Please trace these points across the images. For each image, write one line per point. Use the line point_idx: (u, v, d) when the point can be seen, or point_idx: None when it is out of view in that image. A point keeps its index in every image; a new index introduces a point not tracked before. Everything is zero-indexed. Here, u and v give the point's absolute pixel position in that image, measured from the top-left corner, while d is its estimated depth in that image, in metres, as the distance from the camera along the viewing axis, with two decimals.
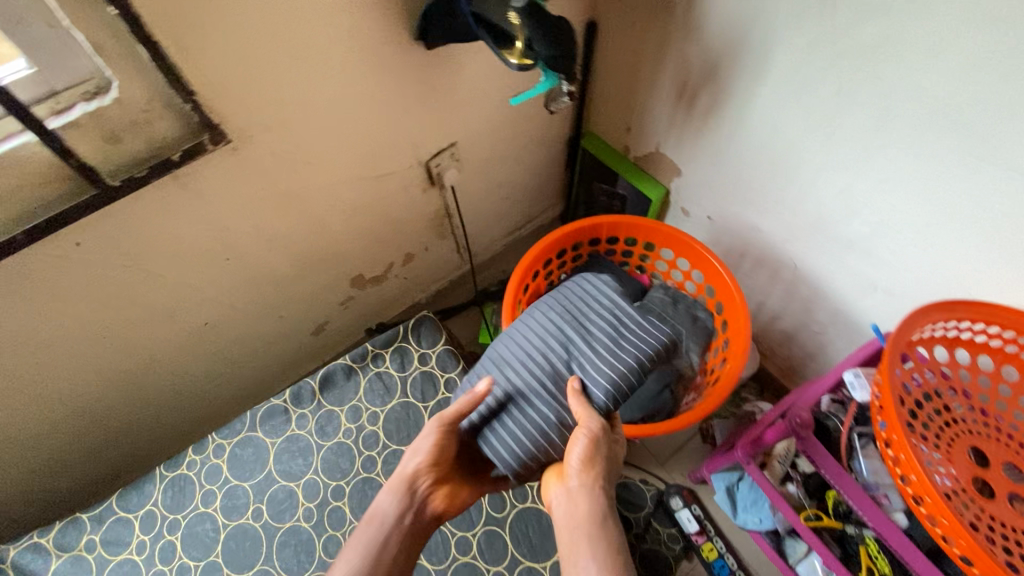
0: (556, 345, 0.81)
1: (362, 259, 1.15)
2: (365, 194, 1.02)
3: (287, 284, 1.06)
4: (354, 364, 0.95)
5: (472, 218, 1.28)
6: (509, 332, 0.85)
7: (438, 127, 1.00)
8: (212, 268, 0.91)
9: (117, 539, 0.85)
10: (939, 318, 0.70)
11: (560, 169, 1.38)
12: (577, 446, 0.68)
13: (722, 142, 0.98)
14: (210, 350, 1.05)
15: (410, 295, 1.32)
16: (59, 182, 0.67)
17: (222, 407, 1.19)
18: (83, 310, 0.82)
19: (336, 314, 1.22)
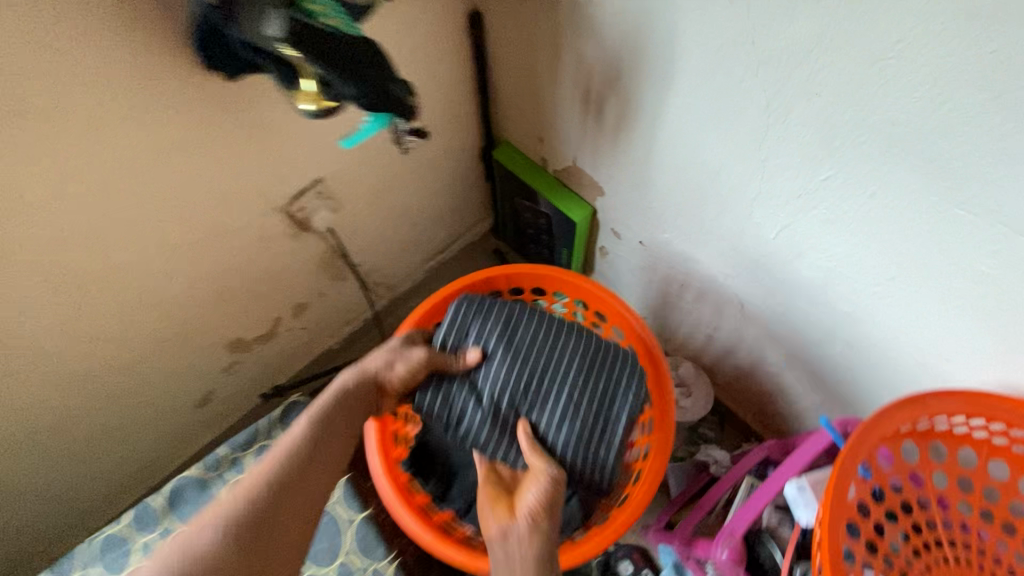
0: (558, 374, 0.72)
1: (236, 322, 0.98)
2: (209, 253, 0.84)
3: (139, 361, 0.89)
4: (207, 474, 0.77)
5: (374, 253, 1.09)
6: (529, 326, 0.74)
7: (285, 162, 0.82)
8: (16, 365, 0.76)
9: None
10: (905, 418, 0.55)
11: (479, 184, 1.18)
12: (533, 491, 0.66)
13: (638, 159, 0.79)
14: (57, 449, 0.90)
15: (314, 345, 1.15)
16: None
17: (102, 501, 1.03)
18: None
19: (222, 382, 1.04)
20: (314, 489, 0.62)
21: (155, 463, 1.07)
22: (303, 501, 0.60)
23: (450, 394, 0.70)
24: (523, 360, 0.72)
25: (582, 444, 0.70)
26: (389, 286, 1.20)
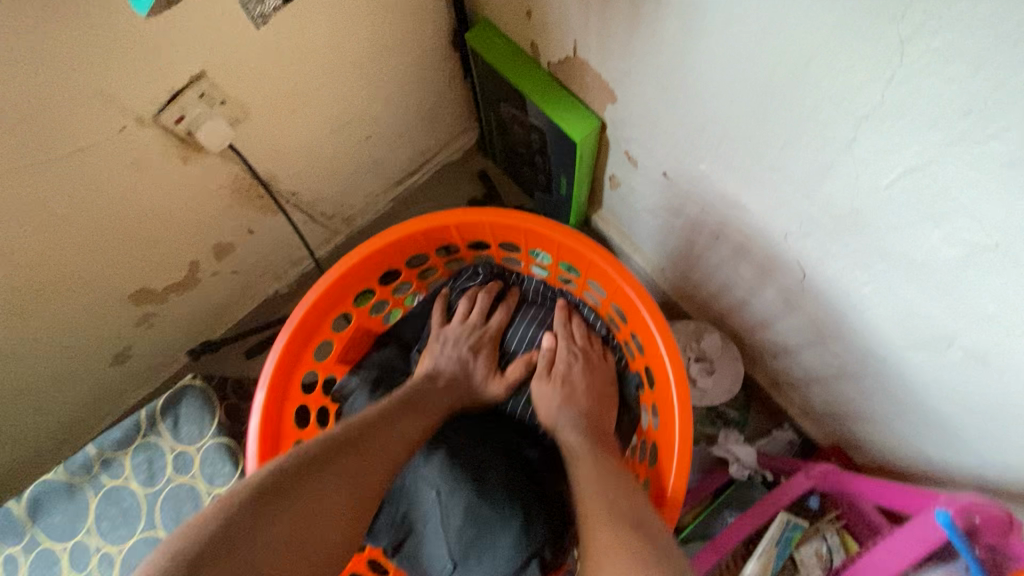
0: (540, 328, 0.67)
1: (132, 271, 0.76)
2: (57, 189, 0.60)
3: (0, 329, 0.69)
4: (75, 478, 0.61)
5: (311, 177, 0.83)
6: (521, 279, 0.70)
7: (131, 47, 0.54)
8: None
9: None
10: None
11: (453, 81, 0.88)
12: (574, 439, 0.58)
13: (666, 44, 0.49)
14: None
15: (254, 292, 0.94)
16: None
17: (20, 475, 0.89)
18: None
19: (136, 338, 0.85)
20: (362, 474, 0.51)
21: (77, 431, 0.91)
22: (348, 487, 0.50)
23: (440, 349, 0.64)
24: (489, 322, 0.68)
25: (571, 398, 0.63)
26: (342, 217, 0.95)
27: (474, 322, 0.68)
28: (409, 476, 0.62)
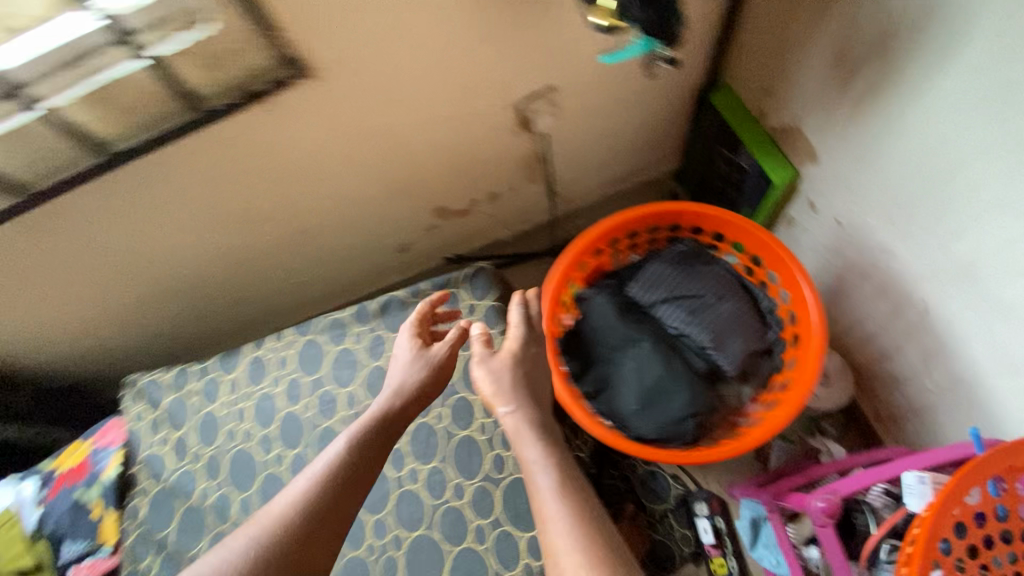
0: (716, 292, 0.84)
1: (445, 193, 1.14)
2: (453, 131, 0.99)
3: (373, 205, 1.09)
4: (409, 298, 1.00)
5: (565, 164, 1.17)
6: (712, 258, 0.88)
7: (538, 63, 0.90)
8: (303, 186, 0.97)
9: (210, 393, 0.99)
10: None
11: (683, 124, 1.19)
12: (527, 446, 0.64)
13: (873, 136, 0.77)
14: (301, 256, 1.13)
15: (491, 232, 1.31)
16: (165, 102, 0.73)
17: (304, 310, 1.29)
18: (191, 209, 0.92)
19: (417, 238, 1.24)
20: (329, 512, 0.63)
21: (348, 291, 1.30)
22: (317, 535, 0.61)
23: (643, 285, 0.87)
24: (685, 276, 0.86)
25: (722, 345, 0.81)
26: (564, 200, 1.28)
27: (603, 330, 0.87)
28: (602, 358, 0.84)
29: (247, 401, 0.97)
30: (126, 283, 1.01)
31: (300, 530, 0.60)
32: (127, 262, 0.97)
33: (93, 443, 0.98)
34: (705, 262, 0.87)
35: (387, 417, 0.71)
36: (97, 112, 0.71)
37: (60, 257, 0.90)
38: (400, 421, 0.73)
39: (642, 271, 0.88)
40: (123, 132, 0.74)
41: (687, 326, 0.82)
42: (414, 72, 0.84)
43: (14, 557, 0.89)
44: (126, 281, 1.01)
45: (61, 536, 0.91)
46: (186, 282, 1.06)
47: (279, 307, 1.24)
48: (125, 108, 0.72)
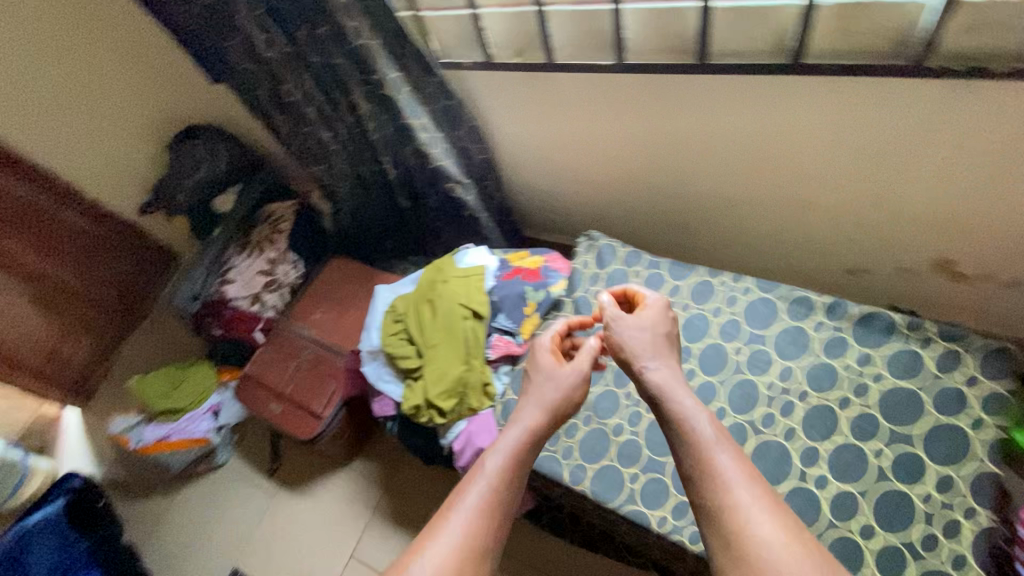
0: None
1: (973, 252, 1.03)
2: None
3: (896, 219, 1.05)
4: (900, 327, 0.91)
5: None
6: None
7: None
8: (872, 168, 0.98)
9: (654, 283, 1.10)
10: None
11: None
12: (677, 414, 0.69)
13: None
14: (780, 222, 1.17)
15: (961, 317, 1.15)
16: (896, 42, 0.81)
17: (721, 262, 1.36)
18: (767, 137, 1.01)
19: (885, 273, 1.16)
20: (508, 491, 0.69)
21: (772, 267, 1.30)
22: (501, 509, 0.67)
23: None
24: None
25: None
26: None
27: None
28: None
29: (680, 309, 1.06)
30: (652, 161, 1.19)
31: (513, 470, 0.71)
32: (672, 148, 1.13)
33: (545, 262, 1.21)
34: None
35: (557, 400, 0.78)
36: (840, 27, 0.82)
37: (647, 119, 1.09)
38: (566, 405, 0.80)
39: None
40: (833, 48, 0.84)
41: None
42: None
43: (482, 301, 1.12)
44: (654, 160, 1.18)
45: (500, 308, 1.14)
46: (690, 178, 1.18)
47: (710, 245, 1.32)
48: (863, 30, 0.81)
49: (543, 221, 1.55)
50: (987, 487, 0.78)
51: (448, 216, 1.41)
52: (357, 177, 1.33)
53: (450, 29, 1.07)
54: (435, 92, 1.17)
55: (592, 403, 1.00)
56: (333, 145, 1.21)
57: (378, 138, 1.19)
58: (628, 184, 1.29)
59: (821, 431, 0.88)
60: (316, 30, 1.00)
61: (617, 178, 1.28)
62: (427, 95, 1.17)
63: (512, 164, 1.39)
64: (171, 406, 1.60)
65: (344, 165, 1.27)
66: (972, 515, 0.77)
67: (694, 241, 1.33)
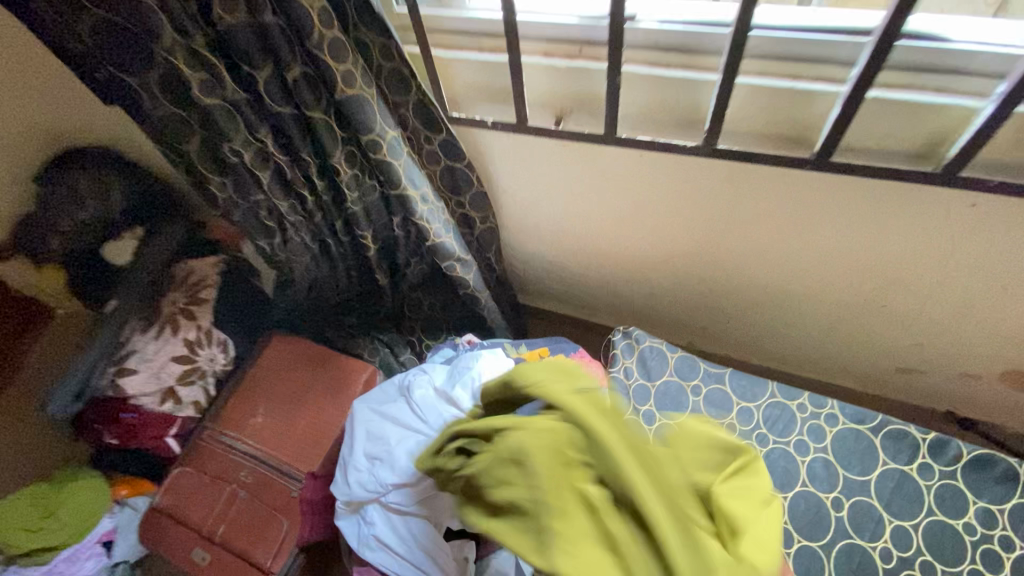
0: None
1: None
2: None
3: (973, 327, 0.92)
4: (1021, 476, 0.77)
5: None
6: None
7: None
8: (967, 279, 0.84)
9: (717, 405, 0.89)
10: None
11: None
12: None
13: None
14: (836, 316, 1.02)
15: (1009, 420, 1.07)
16: None
17: (754, 346, 1.19)
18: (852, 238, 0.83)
19: (943, 374, 1.04)
20: None
21: (813, 359, 1.15)
22: None
23: None
24: None
25: None
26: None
27: None
28: None
29: (755, 443, 0.86)
30: (699, 243, 0.99)
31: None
32: (730, 232, 0.94)
33: None
34: None
35: None
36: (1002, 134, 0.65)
37: (706, 200, 0.89)
38: None
39: None
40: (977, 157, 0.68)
41: None
42: None
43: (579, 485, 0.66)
44: (702, 242, 0.98)
45: None
46: (746, 266, 1.00)
47: (745, 330, 1.16)
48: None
49: (547, 294, 1.30)
50: None
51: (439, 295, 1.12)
52: (319, 252, 0.99)
53: (471, 75, 0.81)
54: (435, 150, 0.88)
55: None
56: (291, 216, 0.87)
57: (356, 210, 0.88)
58: (659, 264, 1.08)
59: None
60: (282, 72, 0.67)
61: (652, 259, 1.07)
62: (424, 152, 0.88)
63: (517, 233, 1.14)
64: (28, 546, 1.14)
65: (304, 238, 0.93)
66: None
67: (727, 325, 1.16)
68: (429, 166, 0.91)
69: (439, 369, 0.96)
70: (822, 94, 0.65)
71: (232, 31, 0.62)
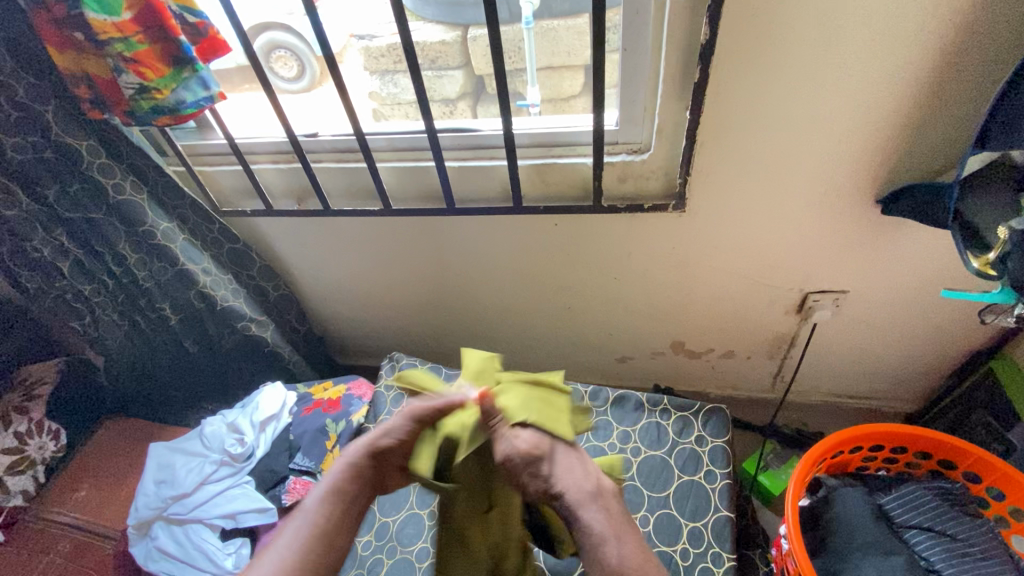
0: (976, 543, 0.79)
1: (692, 332, 1.27)
2: (737, 290, 1.14)
3: (633, 315, 1.26)
4: (646, 404, 1.08)
5: (813, 358, 1.25)
6: (972, 511, 0.83)
7: (856, 270, 1.02)
8: (602, 279, 1.19)
9: None
10: None
11: (941, 378, 1.20)
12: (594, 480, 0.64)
13: None
14: (554, 325, 1.34)
15: (705, 384, 1.39)
16: (578, 189, 1.00)
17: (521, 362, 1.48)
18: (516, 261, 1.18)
19: (645, 358, 1.37)
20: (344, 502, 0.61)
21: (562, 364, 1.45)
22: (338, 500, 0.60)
23: (901, 500, 0.86)
24: (948, 517, 0.82)
25: None
26: (783, 384, 1.34)
27: (808, 525, 0.88)
28: (841, 548, 0.82)
29: None
30: (436, 283, 1.31)
31: (343, 509, 0.60)
32: (451, 271, 1.27)
33: (348, 389, 1.21)
34: (974, 513, 0.83)
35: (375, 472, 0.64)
36: (539, 183, 1.01)
37: (420, 248, 1.24)
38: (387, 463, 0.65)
39: (898, 488, 0.87)
40: (535, 194, 1.04)
41: (947, 566, 0.77)
42: (754, 231, 1.01)
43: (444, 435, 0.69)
44: (438, 282, 1.31)
45: (298, 446, 1.11)
46: (476, 297, 1.32)
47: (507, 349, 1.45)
48: (550, 180, 1.00)
49: (355, 347, 1.59)
50: (725, 530, 0.92)
51: (251, 357, 1.37)
52: (130, 328, 1.21)
53: (228, 181, 1.16)
54: (217, 238, 1.20)
55: (395, 533, 0.99)
56: (95, 298, 1.10)
57: (150, 285, 1.15)
58: (422, 305, 1.39)
59: None
60: (66, 186, 0.97)
61: (414, 302, 1.40)
62: (207, 240, 1.19)
63: (313, 295, 1.44)
64: None
65: (112, 317, 1.15)
66: (719, 559, 0.89)
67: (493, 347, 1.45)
68: (214, 251, 1.21)
69: (231, 411, 1.16)
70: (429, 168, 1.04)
71: (26, 161, 0.91)
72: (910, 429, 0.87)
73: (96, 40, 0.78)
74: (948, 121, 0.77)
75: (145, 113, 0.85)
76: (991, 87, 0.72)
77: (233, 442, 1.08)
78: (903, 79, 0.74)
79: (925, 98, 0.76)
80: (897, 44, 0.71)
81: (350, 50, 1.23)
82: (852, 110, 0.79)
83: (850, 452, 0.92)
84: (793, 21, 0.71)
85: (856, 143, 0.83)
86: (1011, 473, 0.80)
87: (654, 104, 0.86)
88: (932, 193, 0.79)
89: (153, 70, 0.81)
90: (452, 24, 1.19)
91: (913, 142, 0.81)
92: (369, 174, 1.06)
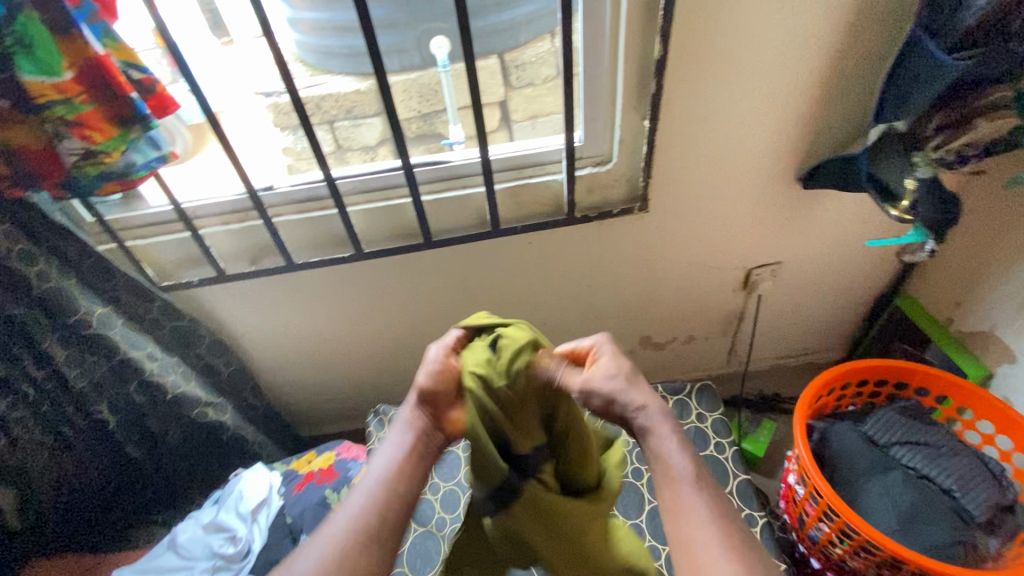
0: (944, 444, 0.94)
1: (658, 325, 1.37)
2: (695, 278, 1.26)
3: (605, 319, 1.33)
4: None
5: (759, 327, 1.40)
6: (932, 418, 0.99)
7: (788, 240, 1.19)
8: (574, 290, 1.24)
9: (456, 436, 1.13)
10: None
11: (858, 323, 1.43)
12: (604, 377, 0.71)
13: None
14: None
15: (673, 372, 1.49)
16: (549, 205, 1.06)
17: None
18: (492, 284, 1.20)
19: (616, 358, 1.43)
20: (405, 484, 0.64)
21: None
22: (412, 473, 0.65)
23: (880, 423, 0.99)
24: (918, 427, 0.96)
25: (964, 481, 0.88)
26: (739, 358, 1.48)
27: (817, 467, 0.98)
28: (848, 477, 0.93)
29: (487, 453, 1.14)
30: (409, 325, 1.27)
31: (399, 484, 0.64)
32: (424, 311, 1.24)
33: (338, 455, 1.11)
34: (932, 420, 0.99)
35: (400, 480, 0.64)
36: (513, 204, 1.06)
37: (391, 293, 1.20)
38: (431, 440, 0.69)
39: (873, 415, 1.01)
40: (509, 216, 1.08)
41: (931, 467, 0.91)
42: (705, 221, 1.13)
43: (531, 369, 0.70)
44: (411, 324, 1.27)
45: (300, 528, 0.99)
46: (450, 333, 1.30)
47: None
48: (523, 199, 1.05)
49: (317, 413, 1.47)
50: (746, 492, 1.01)
51: (203, 448, 1.20)
52: (56, 446, 0.98)
53: (168, 252, 1.05)
54: (156, 319, 1.06)
55: None
56: (13, 413, 0.89)
57: (85, 386, 0.97)
58: (394, 353, 1.34)
59: (631, 507, 1.07)
60: None
61: (384, 352, 1.33)
62: (146, 324, 1.04)
63: (268, 364, 1.31)
64: None
65: (35, 434, 0.93)
66: (751, 519, 0.97)
67: None
68: (154, 333, 1.06)
69: (204, 511, 1.01)
70: (402, 206, 1.04)
71: None
72: (872, 362, 1.01)
73: (27, 105, 0.69)
74: (844, 104, 0.96)
75: (88, 182, 0.77)
76: (870, 75, 0.92)
77: (223, 542, 0.95)
78: (810, 74, 0.91)
79: (826, 87, 0.93)
80: (805, 46, 0.88)
81: (258, 108, 1.15)
82: (776, 103, 0.94)
83: (829, 394, 1.05)
84: (726, 32, 0.84)
85: (780, 130, 0.99)
86: (950, 378, 0.97)
87: (614, 117, 0.95)
88: (844, 162, 0.97)
89: (100, 132, 0.73)
90: (364, 74, 1.18)
91: (822, 125, 0.98)
92: (340, 220, 1.03)
